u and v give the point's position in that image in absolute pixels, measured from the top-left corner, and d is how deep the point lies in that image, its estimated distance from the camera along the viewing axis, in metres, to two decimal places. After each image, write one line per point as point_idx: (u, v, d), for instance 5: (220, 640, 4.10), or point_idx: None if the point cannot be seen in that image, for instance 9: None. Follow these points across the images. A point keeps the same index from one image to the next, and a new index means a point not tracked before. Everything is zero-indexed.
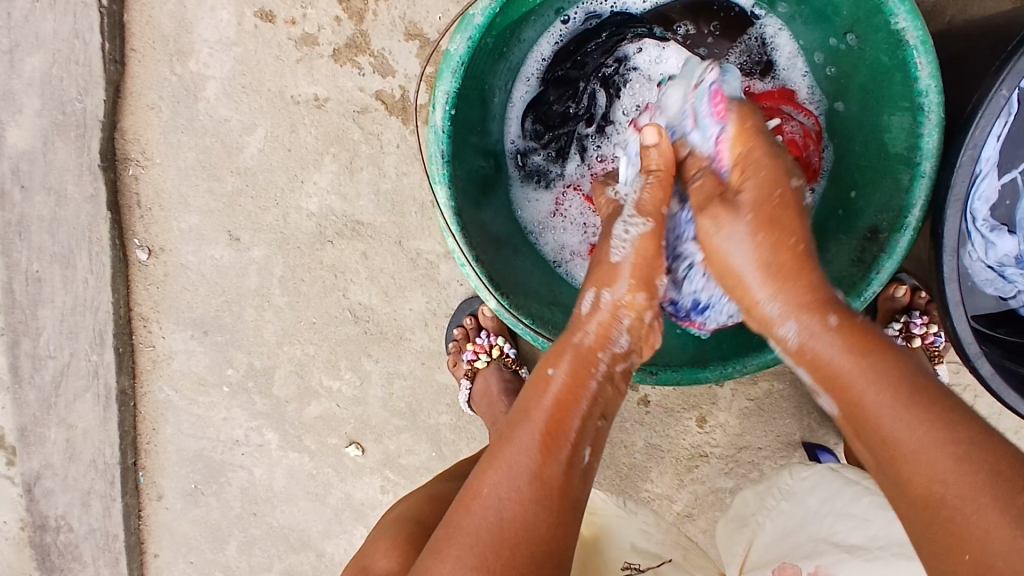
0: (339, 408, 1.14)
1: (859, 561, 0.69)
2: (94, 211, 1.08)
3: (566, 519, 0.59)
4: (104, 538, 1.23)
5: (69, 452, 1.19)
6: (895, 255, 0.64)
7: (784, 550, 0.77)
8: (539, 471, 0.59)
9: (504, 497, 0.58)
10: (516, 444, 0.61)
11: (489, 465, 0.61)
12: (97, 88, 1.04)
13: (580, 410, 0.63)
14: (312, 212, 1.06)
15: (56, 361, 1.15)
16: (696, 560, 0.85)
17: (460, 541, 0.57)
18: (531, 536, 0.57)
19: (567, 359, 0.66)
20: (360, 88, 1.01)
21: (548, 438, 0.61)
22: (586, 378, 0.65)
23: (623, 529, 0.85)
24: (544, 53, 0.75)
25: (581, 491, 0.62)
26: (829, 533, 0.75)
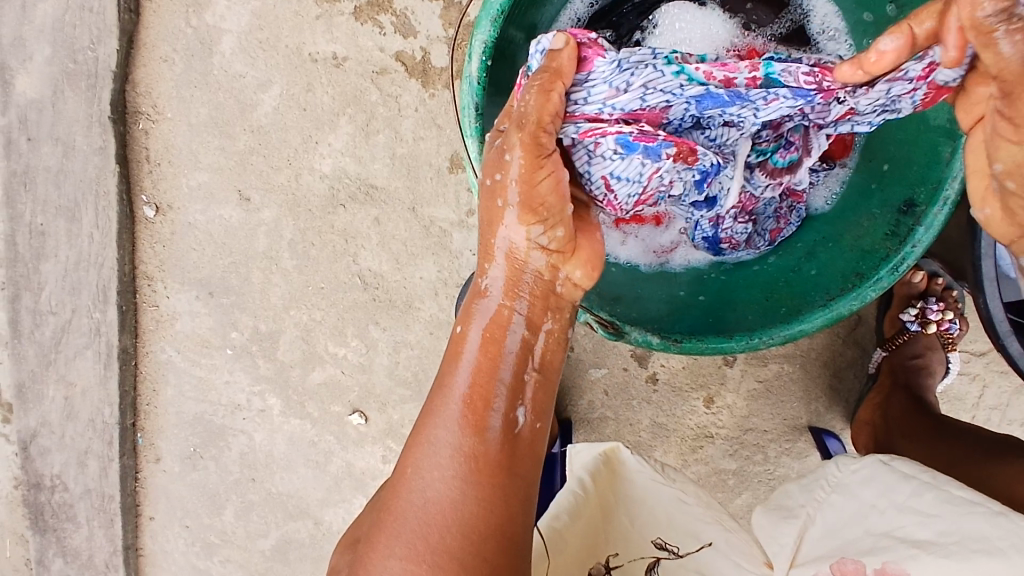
0: (344, 375, 1.13)
1: (933, 557, 0.59)
2: (101, 163, 1.06)
3: (499, 487, 0.57)
4: (99, 499, 1.21)
5: (68, 410, 1.17)
6: (931, 228, 0.66)
7: (840, 544, 0.65)
8: (465, 450, 0.57)
9: (428, 481, 0.57)
10: (438, 421, 0.59)
11: (413, 443, 0.60)
12: (110, 37, 1.02)
13: (506, 372, 0.60)
14: (325, 174, 1.05)
15: (57, 317, 1.13)
16: (740, 544, 0.69)
17: (388, 530, 0.56)
18: (461, 519, 0.55)
19: (478, 323, 0.61)
20: (380, 48, 1.00)
21: (470, 410, 0.58)
22: (500, 338, 0.61)
23: (656, 500, 0.73)
24: (579, 13, 0.74)
25: (522, 453, 0.59)
26: (892, 527, 0.64)
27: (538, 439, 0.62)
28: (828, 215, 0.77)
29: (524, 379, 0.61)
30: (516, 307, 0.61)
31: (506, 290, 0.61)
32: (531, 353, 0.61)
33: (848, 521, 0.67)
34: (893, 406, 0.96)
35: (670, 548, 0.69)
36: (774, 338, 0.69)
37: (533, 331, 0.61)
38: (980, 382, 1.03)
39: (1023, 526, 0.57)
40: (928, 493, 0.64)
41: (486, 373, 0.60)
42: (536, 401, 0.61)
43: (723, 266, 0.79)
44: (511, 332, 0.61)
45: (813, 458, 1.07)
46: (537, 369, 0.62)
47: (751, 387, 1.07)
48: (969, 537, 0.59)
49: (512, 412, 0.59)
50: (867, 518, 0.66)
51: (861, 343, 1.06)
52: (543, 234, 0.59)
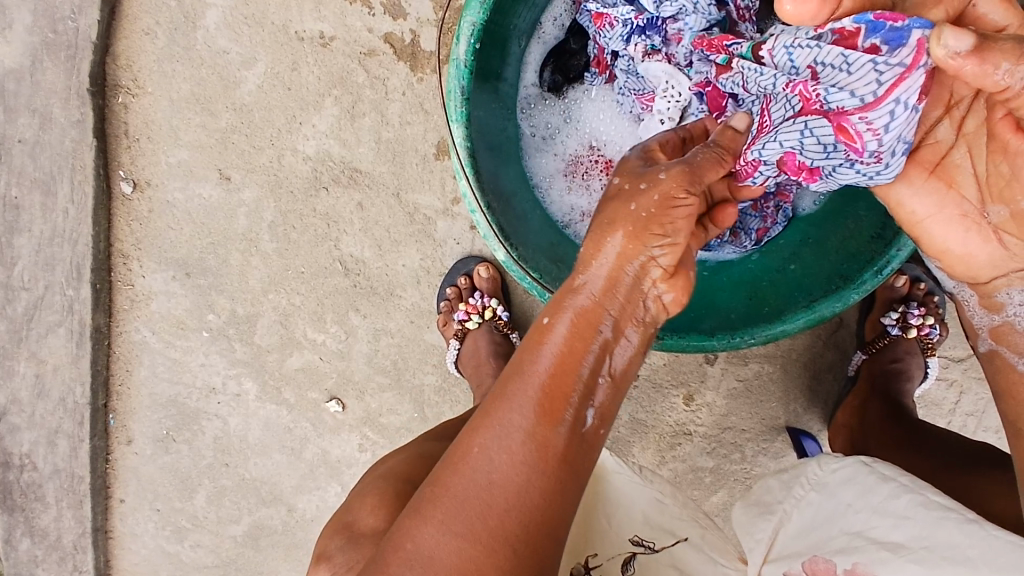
0: (321, 361, 1.11)
1: (904, 562, 0.58)
2: (79, 137, 1.04)
3: (565, 485, 0.51)
4: (69, 480, 1.18)
5: (38, 389, 1.15)
6: None
7: (812, 544, 0.65)
8: (537, 438, 0.50)
9: (495, 461, 0.50)
10: (512, 401, 0.51)
11: (479, 420, 0.52)
12: (91, 7, 0.99)
13: (588, 368, 0.53)
14: (308, 156, 1.03)
15: (30, 294, 1.10)
16: (717, 540, 0.71)
17: (446, 503, 0.49)
18: (523, 505, 0.49)
19: (567, 313, 0.54)
20: (369, 29, 0.98)
21: (548, 398, 0.51)
22: (588, 335, 0.53)
23: (633, 499, 0.72)
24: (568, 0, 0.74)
25: (589, 459, 0.53)
26: (865, 527, 0.63)
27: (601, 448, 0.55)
28: (813, 216, 0.77)
29: (598, 381, 0.54)
30: (607, 304, 0.54)
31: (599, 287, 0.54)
32: (611, 356, 0.54)
33: (821, 522, 0.67)
34: (872, 412, 0.95)
35: (649, 544, 0.68)
36: (756, 338, 0.68)
37: (619, 335, 0.55)
38: (957, 387, 1.03)
39: (996, 536, 0.56)
40: (903, 495, 0.63)
41: (569, 368, 0.52)
42: (610, 409, 0.54)
43: (706, 262, 0.78)
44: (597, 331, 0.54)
45: (789, 459, 1.07)
46: (613, 376, 0.55)
47: (731, 386, 1.07)
48: (941, 544, 0.57)
49: (585, 410, 0.52)
50: (841, 518, 0.65)
51: (841, 346, 1.06)
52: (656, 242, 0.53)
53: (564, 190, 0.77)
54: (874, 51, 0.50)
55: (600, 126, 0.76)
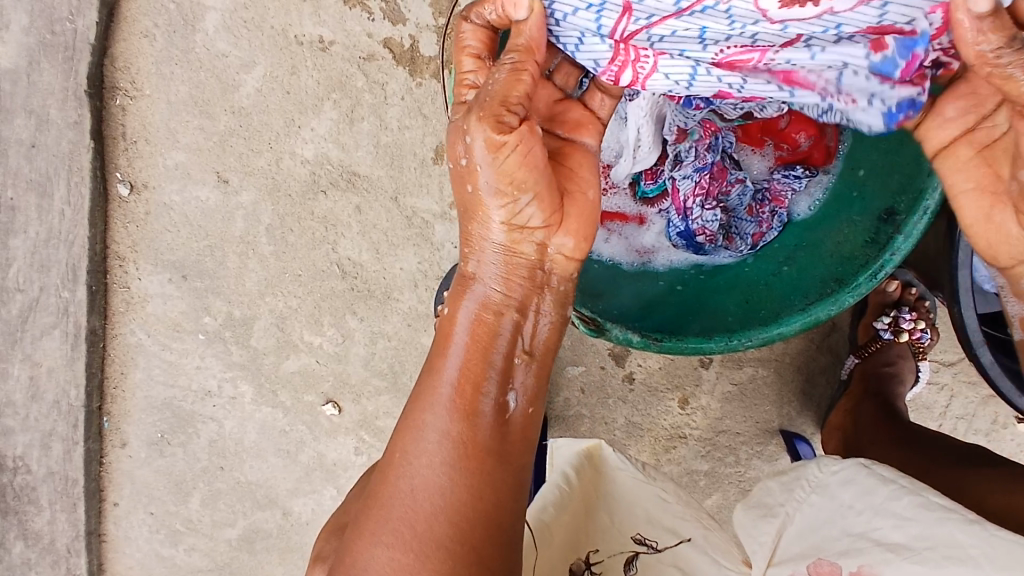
0: (318, 364, 1.11)
1: (906, 563, 0.59)
2: (76, 139, 1.04)
3: (492, 476, 0.54)
4: (63, 483, 1.17)
5: (32, 391, 1.14)
6: (912, 237, 0.65)
7: (812, 545, 0.66)
8: (454, 435, 0.55)
9: (417, 467, 0.54)
10: (428, 406, 0.56)
11: (403, 429, 0.57)
12: (90, 9, 1.00)
13: (498, 353, 0.57)
14: (306, 159, 1.03)
15: (25, 295, 1.10)
16: (720, 542, 0.70)
17: (377, 516, 0.54)
18: (449, 506, 0.53)
19: (471, 304, 0.58)
20: (368, 34, 0.99)
21: (461, 395, 0.56)
22: (490, 321, 0.57)
23: (637, 492, 0.73)
24: None
25: (514, 440, 0.57)
26: (866, 528, 0.64)
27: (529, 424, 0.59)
28: (809, 220, 0.76)
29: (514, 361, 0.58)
30: (509, 290, 0.58)
31: (494, 274, 0.58)
32: (520, 333, 0.58)
33: (820, 523, 0.68)
34: (864, 415, 0.96)
35: (651, 544, 0.69)
36: (752, 341, 0.67)
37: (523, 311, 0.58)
38: (948, 392, 1.05)
39: (997, 535, 0.57)
40: (904, 496, 0.63)
41: (477, 359, 0.57)
42: (532, 385, 0.59)
43: (702, 266, 0.78)
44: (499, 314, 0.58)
45: (783, 462, 1.08)
46: (527, 352, 0.59)
47: (726, 389, 1.08)
48: (943, 544, 0.58)
49: (504, 396, 0.57)
50: (841, 518, 0.66)
51: (834, 350, 1.07)
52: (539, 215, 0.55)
53: None
54: (878, 48, 0.49)
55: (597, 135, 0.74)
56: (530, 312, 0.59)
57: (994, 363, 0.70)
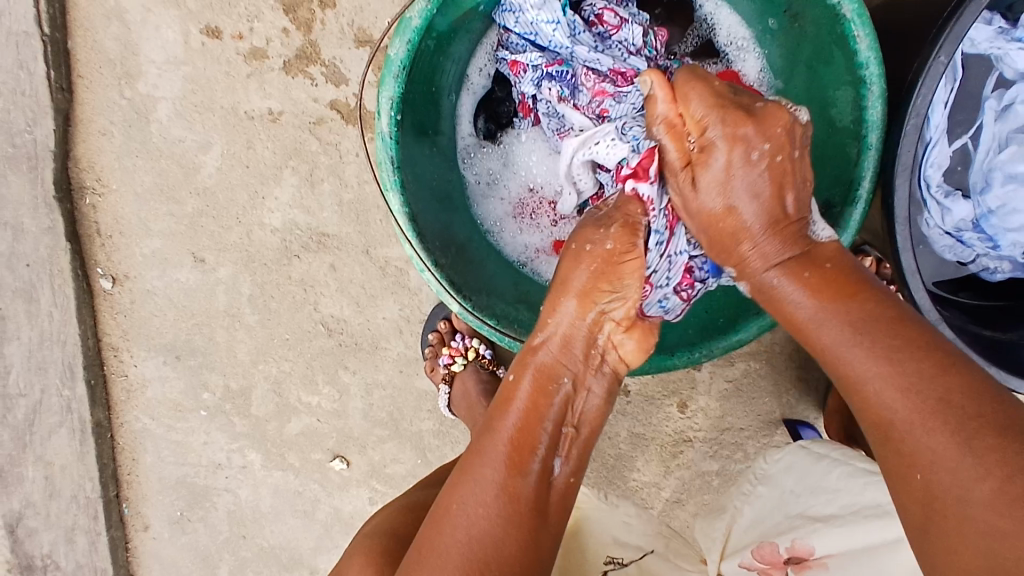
0: (320, 422, 1.13)
1: (833, 529, 0.70)
2: (53, 242, 1.06)
3: (537, 537, 0.55)
4: (93, 573, 1.20)
5: (49, 490, 1.17)
6: (850, 229, 0.65)
7: (761, 531, 0.77)
8: (509, 486, 0.55)
9: (472, 514, 0.54)
10: (484, 458, 0.56)
11: (457, 479, 0.57)
12: (45, 117, 1.03)
13: (550, 420, 0.58)
14: (276, 228, 1.05)
15: (27, 399, 1.13)
16: (681, 548, 0.80)
17: (432, 562, 0.53)
18: (503, 557, 0.53)
19: (531, 370, 0.59)
20: (314, 99, 1.01)
21: (516, 451, 0.56)
22: (551, 391, 0.58)
23: (602, 519, 0.77)
24: (482, 63, 0.78)
25: (554, 506, 0.57)
26: (805, 507, 0.74)
27: (572, 495, 0.60)
28: None
29: (565, 432, 0.59)
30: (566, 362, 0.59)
31: (556, 353, 0.59)
32: (570, 406, 0.60)
33: (768, 510, 0.79)
34: None
35: (620, 563, 0.72)
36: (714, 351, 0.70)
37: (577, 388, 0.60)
38: None
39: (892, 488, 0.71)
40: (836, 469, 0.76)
41: (535, 423, 0.57)
42: (576, 458, 0.60)
43: None
44: (558, 386, 0.59)
45: None
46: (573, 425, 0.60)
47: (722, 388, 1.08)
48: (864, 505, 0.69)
49: (550, 460, 0.58)
50: (787, 505, 0.77)
51: None
52: (624, 310, 0.59)
53: (516, 232, 0.80)
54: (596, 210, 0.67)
55: (534, 168, 0.79)
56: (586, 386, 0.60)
57: (954, 338, 0.67)
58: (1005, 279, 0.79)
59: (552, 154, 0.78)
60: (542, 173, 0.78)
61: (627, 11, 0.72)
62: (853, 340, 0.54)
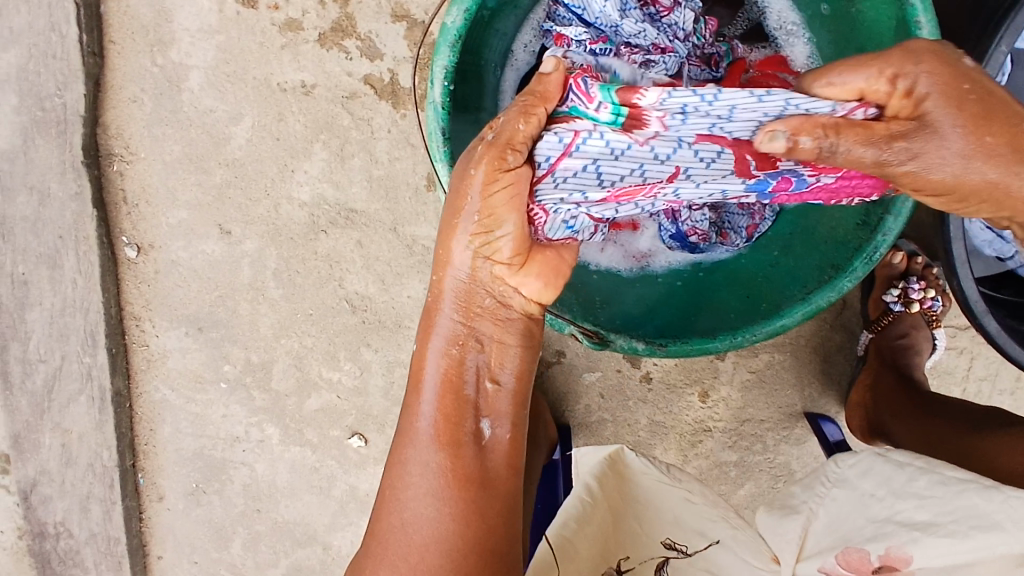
0: (339, 399, 1.13)
1: (936, 538, 0.63)
2: (79, 209, 1.06)
3: (475, 504, 0.56)
4: (106, 542, 1.20)
5: (66, 457, 1.17)
6: (901, 216, 0.65)
7: (843, 535, 0.68)
8: (441, 465, 0.56)
9: (409, 503, 0.56)
10: (414, 445, 0.57)
11: (392, 463, 0.58)
12: (76, 82, 1.02)
13: (469, 385, 0.57)
14: (303, 202, 1.05)
15: (49, 365, 1.13)
16: (748, 541, 0.71)
17: (380, 556, 0.56)
18: (441, 539, 0.55)
19: (438, 338, 0.57)
20: (348, 73, 1.00)
21: (442, 429, 0.57)
22: (458, 357, 0.57)
23: (663, 500, 0.75)
24: (528, 40, 0.77)
25: (491, 466, 0.58)
26: (891, 512, 0.68)
27: (515, 449, 0.59)
28: (800, 207, 0.77)
29: (486, 388, 0.58)
30: (469, 321, 0.57)
31: (460, 309, 0.56)
32: (483, 367, 0.57)
33: (848, 511, 0.71)
34: (882, 388, 0.96)
35: (681, 549, 0.69)
36: (757, 335, 0.69)
37: (477, 347, 0.57)
38: (968, 354, 1.04)
39: (1014, 497, 0.63)
40: (922, 476, 0.69)
41: (452, 396, 0.57)
42: (506, 411, 0.58)
43: (700, 263, 0.79)
44: (467, 349, 0.57)
45: (811, 444, 1.08)
46: (493, 380, 0.58)
47: (744, 378, 1.08)
48: (966, 514, 0.63)
49: (477, 424, 0.57)
50: (868, 507, 0.69)
51: (848, 327, 1.06)
52: (511, 247, 0.54)
53: None
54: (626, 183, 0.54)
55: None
56: (495, 341, 0.57)
57: (1001, 331, 0.66)
58: None
59: None
60: None
61: None
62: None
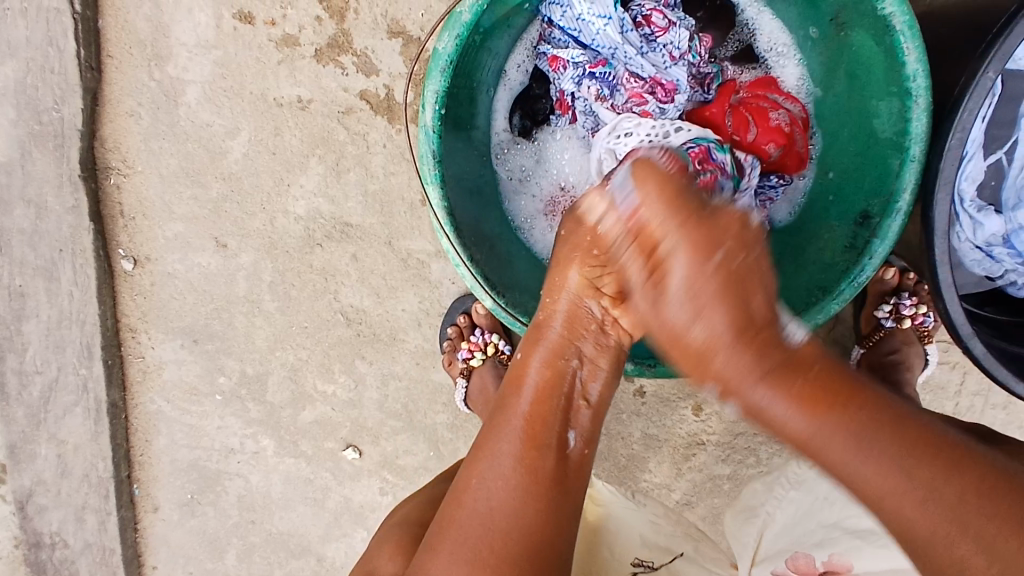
0: (334, 412, 1.13)
1: (871, 548, 0.74)
2: (76, 222, 1.06)
3: (558, 507, 0.60)
4: (101, 552, 1.20)
5: (61, 468, 1.17)
6: (888, 239, 0.65)
7: (795, 538, 0.82)
8: (525, 461, 0.60)
9: (492, 489, 0.59)
10: (503, 439, 0.61)
11: (476, 455, 0.62)
12: (74, 96, 1.02)
13: (561, 396, 0.63)
14: (299, 216, 1.05)
15: (44, 376, 1.13)
16: (708, 552, 0.83)
17: (453, 536, 0.58)
18: (524, 528, 0.57)
19: (542, 350, 0.65)
20: (344, 88, 1.01)
21: (530, 428, 0.61)
22: (561, 369, 0.64)
23: (630, 520, 0.82)
24: (521, 60, 0.78)
25: (573, 474, 0.62)
26: (840, 518, 0.80)
27: (585, 464, 0.64)
28: (789, 227, 0.79)
29: (576, 404, 0.64)
30: (569, 337, 0.65)
31: (563, 324, 0.65)
32: (575, 384, 0.65)
33: (800, 515, 0.84)
34: None
35: (649, 565, 0.77)
36: None
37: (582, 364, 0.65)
38: (962, 369, 1.04)
39: None
40: None
41: (546, 401, 0.63)
42: (588, 429, 0.64)
43: None
44: (567, 364, 0.64)
45: None
46: (582, 398, 0.65)
47: None
48: None
49: (564, 434, 0.63)
50: (817, 512, 0.83)
51: (841, 341, 1.07)
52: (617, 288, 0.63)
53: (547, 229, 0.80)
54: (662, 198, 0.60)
55: (566, 168, 0.79)
56: (591, 362, 0.65)
57: (986, 353, 0.67)
58: None
59: (585, 154, 0.78)
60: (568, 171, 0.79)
61: (675, 14, 0.72)
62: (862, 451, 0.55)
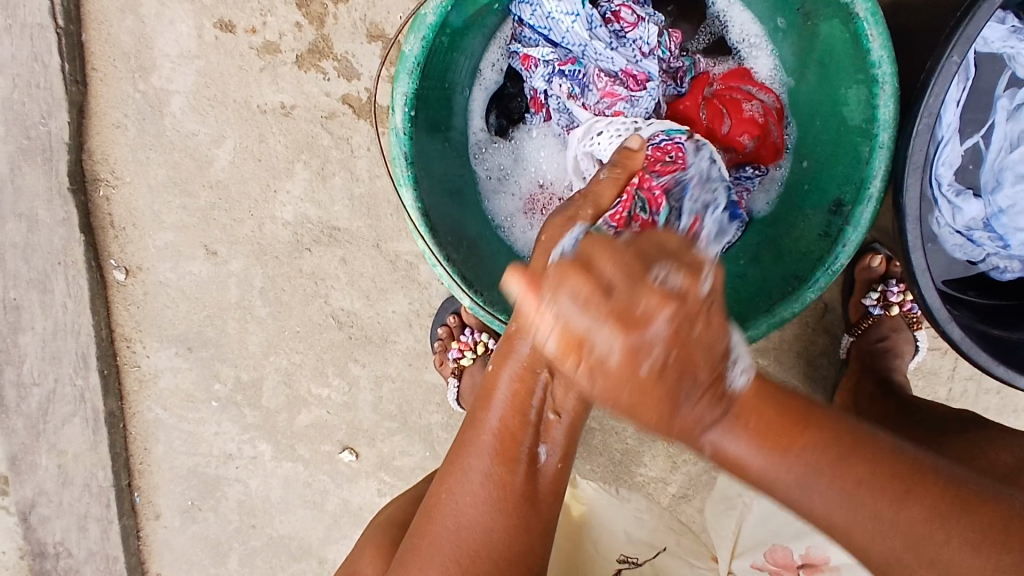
0: (329, 414, 1.14)
1: None
2: (67, 234, 1.07)
3: (527, 523, 0.56)
4: (104, 561, 1.22)
5: (62, 478, 1.18)
6: (861, 227, 0.65)
7: None
8: (497, 477, 0.55)
9: (461, 504, 0.55)
10: (471, 455, 0.56)
11: (447, 469, 0.58)
12: (60, 110, 1.03)
13: (535, 408, 0.55)
14: (287, 221, 1.06)
15: (42, 388, 1.14)
16: (691, 545, 0.83)
17: (424, 554, 0.56)
18: (490, 549, 0.54)
19: (513, 360, 0.55)
20: (326, 93, 1.02)
21: (501, 444, 0.55)
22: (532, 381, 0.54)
23: (616, 516, 0.83)
24: (494, 59, 0.78)
25: (545, 490, 0.57)
26: None
27: (563, 478, 0.58)
28: (768, 217, 0.79)
29: (547, 419, 0.56)
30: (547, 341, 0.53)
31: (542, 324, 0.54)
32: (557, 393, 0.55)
33: None
34: (863, 391, 0.98)
35: (633, 561, 0.77)
36: None
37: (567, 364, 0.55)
38: (953, 355, 1.04)
39: None
40: None
41: (522, 414, 0.55)
42: (565, 444, 0.57)
43: None
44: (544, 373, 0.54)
45: None
46: (560, 410, 0.56)
47: None
48: None
49: (536, 447, 0.56)
50: None
51: (830, 330, 1.07)
52: None
53: (526, 227, 0.80)
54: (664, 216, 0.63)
55: (544, 165, 0.79)
56: None
57: (964, 337, 0.66)
58: (1014, 279, 0.79)
59: (561, 150, 0.78)
60: (547, 170, 0.79)
61: (644, 9, 0.72)
62: (798, 471, 0.52)
